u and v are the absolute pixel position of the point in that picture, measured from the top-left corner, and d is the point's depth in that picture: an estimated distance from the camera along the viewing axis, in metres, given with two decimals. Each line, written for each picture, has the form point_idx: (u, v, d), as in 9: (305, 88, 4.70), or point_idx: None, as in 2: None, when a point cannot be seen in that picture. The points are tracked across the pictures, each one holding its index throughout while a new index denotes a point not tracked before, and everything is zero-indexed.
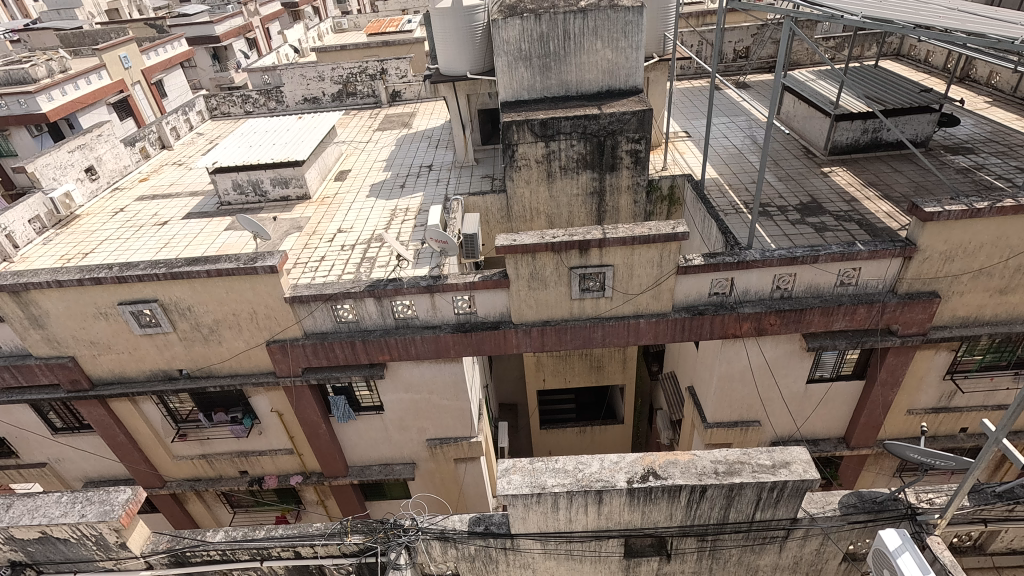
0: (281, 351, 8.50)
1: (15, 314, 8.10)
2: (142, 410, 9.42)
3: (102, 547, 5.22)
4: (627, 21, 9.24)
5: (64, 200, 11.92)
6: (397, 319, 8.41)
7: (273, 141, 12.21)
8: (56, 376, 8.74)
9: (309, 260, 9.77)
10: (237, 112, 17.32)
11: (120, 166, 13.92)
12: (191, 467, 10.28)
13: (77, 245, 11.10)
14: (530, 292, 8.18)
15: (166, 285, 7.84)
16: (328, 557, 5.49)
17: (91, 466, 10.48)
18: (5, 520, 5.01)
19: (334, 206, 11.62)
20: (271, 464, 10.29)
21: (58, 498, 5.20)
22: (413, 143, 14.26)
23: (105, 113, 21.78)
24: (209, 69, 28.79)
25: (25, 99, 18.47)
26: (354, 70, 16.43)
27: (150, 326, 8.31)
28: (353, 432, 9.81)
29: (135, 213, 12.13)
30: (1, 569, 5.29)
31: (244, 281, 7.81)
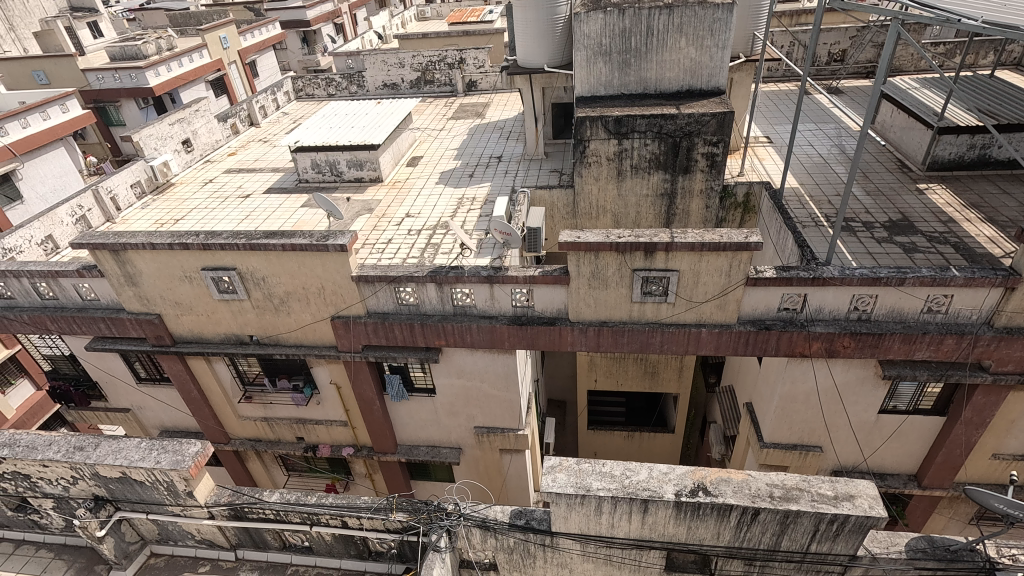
0: (343, 327, 8.84)
1: (112, 271, 8.83)
2: (215, 369, 10.07)
3: (172, 493, 5.63)
4: (715, 19, 8.85)
5: (163, 169, 12.89)
6: (455, 306, 8.54)
7: (352, 124, 12.65)
8: (143, 331, 9.49)
9: (377, 241, 10.09)
10: (321, 94, 18.06)
11: (213, 140, 14.87)
12: (253, 427, 10.91)
13: (170, 210, 11.98)
14: (590, 291, 8.08)
15: (245, 256, 8.31)
16: (372, 531, 5.64)
17: (167, 416, 11.33)
18: (93, 458, 5.50)
19: (404, 190, 11.93)
20: (326, 434, 10.75)
21: (138, 444, 5.66)
22: (485, 133, 14.39)
23: (203, 89, 23.35)
24: (298, 52, 30.52)
25: (135, 74, 20.03)
26: (433, 58, 16.72)
27: (228, 293, 8.85)
28: (405, 412, 10.09)
29: (223, 185, 12.93)
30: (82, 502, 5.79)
31: (315, 257, 8.15)
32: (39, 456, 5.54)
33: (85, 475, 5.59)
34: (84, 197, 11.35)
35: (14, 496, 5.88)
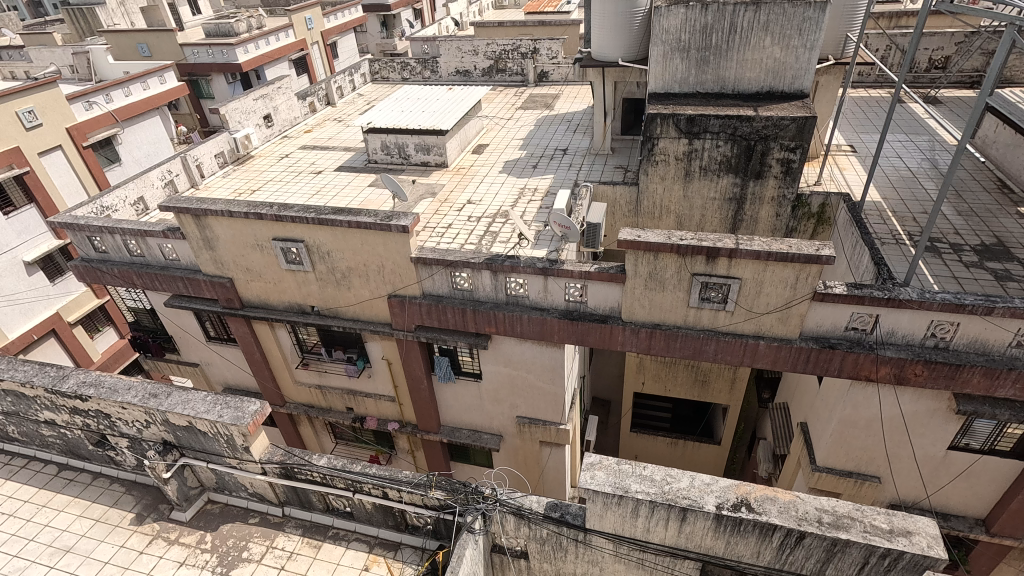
0: (399, 306, 9.09)
1: (192, 235, 9.44)
2: (277, 335, 10.61)
3: (230, 447, 6.01)
4: (806, 18, 8.37)
5: (244, 142, 13.62)
6: (508, 295, 8.61)
7: (423, 109, 12.89)
8: (216, 293, 10.11)
9: (438, 225, 10.29)
10: (395, 77, 18.49)
11: (291, 116, 15.55)
12: (307, 393, 11.44)
13: (248, 181, 12.66)
14: (645, 292, 7.94)
15: (313, 229, 8.68)
16: (410, 505, 5.80)
17: (231, 374, 12.06)
18: (164, 406, 5.94)
19: (468, 177, 12.08)
20: (373, 407, 11.13)
21: (205, 398, 6.07)
22: (553, 124, 14.32)
23: (286, 68, 24.40)
24: (377, 36, 31.29)
25: (227, 50, 21.17)
26: (507, 47, 16.77)
27: (295, 264, 9.28)
28: (450, 394, 10.30)
29: (297, 160, 13.52)
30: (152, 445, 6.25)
31: (378, 236, 8.41)
32: (118, 398, 6.03)
33: (156, 421, 6.05)
34: (173, 163, 12.18)
35: (94, 433, 6.44)
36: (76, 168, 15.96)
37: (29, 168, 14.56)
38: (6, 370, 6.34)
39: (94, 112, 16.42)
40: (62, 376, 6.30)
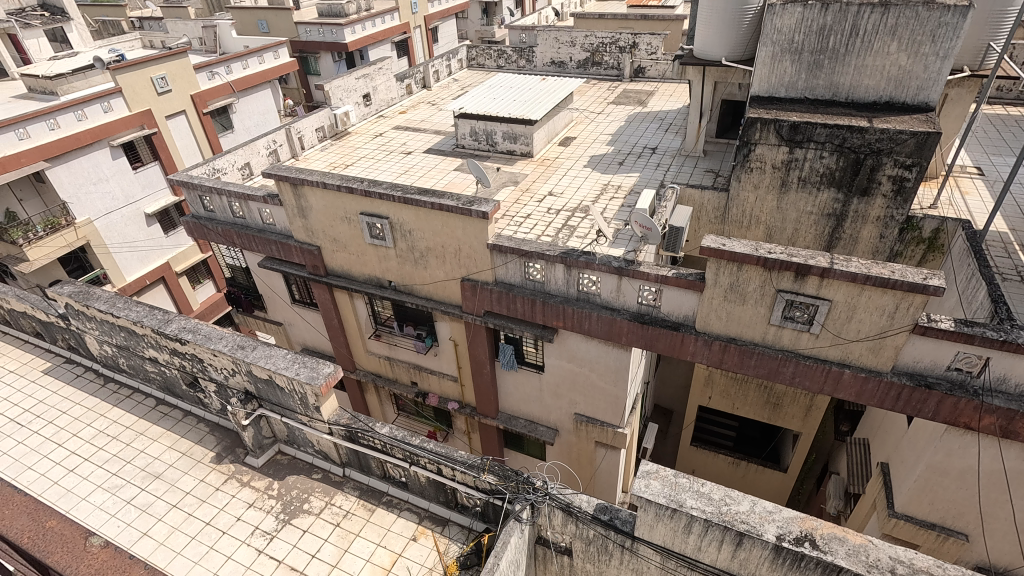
0: (471, 290, 9.26)
1: (289, 202, 10.06)
2: (354, 304, 11.13)
3: (303, 404, 6.39)
4: (942, 23, 7.58)
5: (343, 118, 14.31)
6: (579, 291, 8.53)
7: (515, 97, 12.96)
8: (304, 259, 10.75)
9: (517, 214, 10.35)
10: (491, 65, 18.69)
11: (389, 97, 16.14)
12: (376, 363, 11.94)
13: (343, 156, 13.30)
14: (723, 303, 7.60)
15: (398, 208, 9.00)
16: (462, 484, 5.93)
17: (310, 336, 12.81)
18: (250, 358, 6.41)
19: (551, 168, 12.05)
20: (436, 385, 11.46)
21: (285, 355, 6.49)
22: (644, 122, 13.96)
23: (388, 50, 25.29)
24: (477, 22, 31.72)
25: (336, 30, 22.24)
26: (606, 39, 16.48)
27: (378, 239, 9.67)
28: (511, 382, 10.40)
29: (390, 139, 14.03)
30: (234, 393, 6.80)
31: (458, 219, 8.59)
32: (211, 345, 6.57)
33: (241, 371, 6.54)
34: (278, 134, 13.02)
35: (188, 375, 7.06)
36: (197, 132, 17.50)
37: (157, 130, 16.16)
38: (121, 308, 7.07)
39: (216, 82, 17.86)
40: (166, 319, 6.93)
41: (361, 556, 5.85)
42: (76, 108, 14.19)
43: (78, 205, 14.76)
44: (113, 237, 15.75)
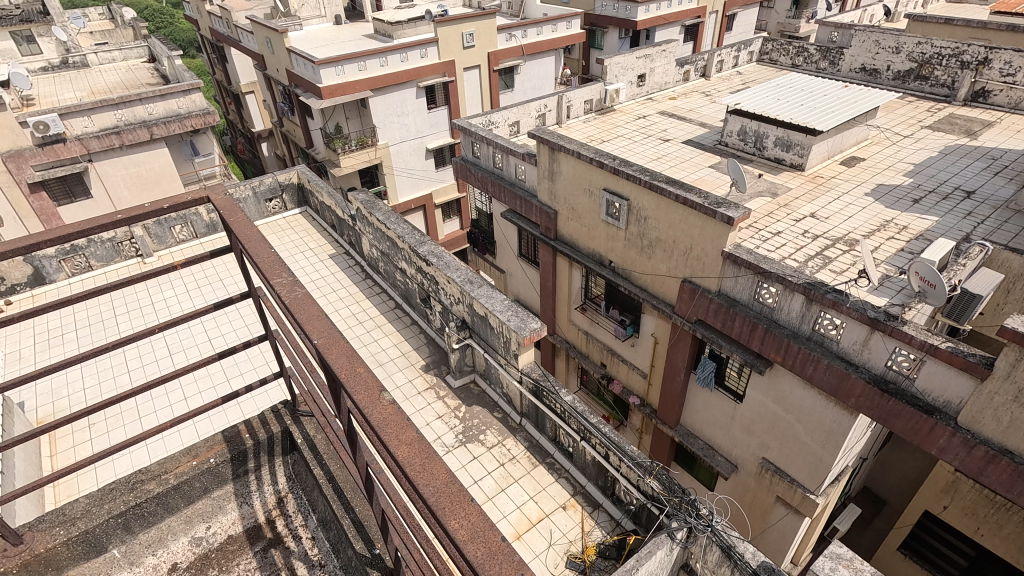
0: (689, 293, 8.80)
1: (542, 164, 10.67)
2: (571, 273, 11.52)
3: (505, 348, 6.85)
4: None
5: (613, 95, 14.51)
6: (814, 330, 7.47)
7: (803, 102, 11.57)
8: (540, 220, 11.43)
9: (765, 229, 9.41)
10: (785, 62, 16.92)
11: (663, 80, 15.81)
12: (574, 334, 12.30)
13: (602, 131, 13.57)
14: (1010, 405, 5.93)
15: (641, 192, 8.89)
16: (624, 477, 5.84)
17: (524, 290, 13.75)
18: (474, 293, 7.06)
19: (822, 188, 10.59)
20: (624, 374, 11.37)
21: (502, 301, 7.00)
22: (965, 157, 11.30)
23: (676, 33, 24.40)
24: (783, 13, 28.72)
25: (630, 7, 22.10)
26: (945, 50, 13.55)
27: (612, 218, 9.74)
28: (702, 400, 9.75)
29: (652, 123, 13.81)
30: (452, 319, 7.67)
31: (699, 218, 8.13)
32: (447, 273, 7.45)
33: (462, 302, 7.31)
34: (550, 100, 13.81)
35: (423, 292, 8.13)
36: (483, 87, 19.58)
37: (454, 79, 18.49)
38: (392, 221, 8.33)
39: (511, 43, 19.71)
40: (421, 240, 7.95)
41: (514, 501, 6.26)
42: (402, 51, 17.12)
43: (382, 130, 17.88)
44: (398, 163, 18.77)
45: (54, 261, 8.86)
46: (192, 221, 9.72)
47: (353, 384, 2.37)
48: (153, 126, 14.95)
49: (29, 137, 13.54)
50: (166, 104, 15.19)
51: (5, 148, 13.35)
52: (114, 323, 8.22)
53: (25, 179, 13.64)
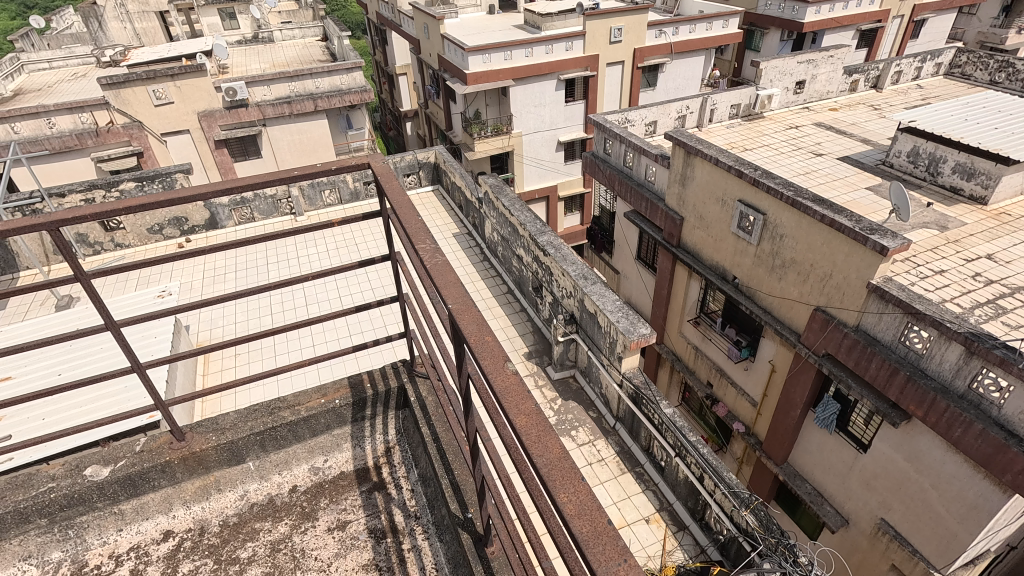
0: (822, 323, 8.00)
1: (675, 167, 10.25)
2: (689, 284, 11.00)
3: (609, 349, 6.69)
4: None
5: (764, 101, 13.52)
6: (970, 389, 6.45)
7: (997, 125, 9.98)
8: (665, 225, 11.03)
9: (925, 265, 8.29)
10: (980, 78, 14.69)
11: (825, 89, 14.46)
12: (683, 347, 11.78)
13: (745, 139, 12.74)
14: None
15: (782, 208, 8.20)
16: (717, 505, 5.50)
17: (637, 294, 13.41)
18: (586, 289, 6.97)
19: (1007, 227, 9.09)
20: (731, 398, 10.69)
21: (614, 301, 6.84)
22: None
23: (849, 38, 21.98)
24: (987, 22, 24.92)
25: (798, 7, 20.36)
26: None
27: (744, 231, 9.10)
28: (817, 441, 8.88)
29: (804, 135, 12.70)
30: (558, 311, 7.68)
31: (845, 243, 7.34)
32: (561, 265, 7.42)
33: (572, 298, 7.26)
34: (693, 102, 13.21)
35: (536, 280, 8.19)
36: (624, 83, 19.22)
37: (596, 73, 18.34)
38: (517, 208, 8.44)
39: (660, 40, 19.17)
40: (541, 230, 7.94)
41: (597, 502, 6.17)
42: (548, 43, 17.32)
43: (518, 119, 18.27)
44: (529, 152, 19.09)
45: (226, 209, 10.21)
46: (339, 187, 10.63)
47: (478, 349, 1.82)
48: (318, 99, 16.57)
49: (221, 101, 15.69)
50: (331, 80, 16.71)
51: (202, 109, 15.62)
52: (265, 270, 9.29)
53: (212, 136, 15.90)
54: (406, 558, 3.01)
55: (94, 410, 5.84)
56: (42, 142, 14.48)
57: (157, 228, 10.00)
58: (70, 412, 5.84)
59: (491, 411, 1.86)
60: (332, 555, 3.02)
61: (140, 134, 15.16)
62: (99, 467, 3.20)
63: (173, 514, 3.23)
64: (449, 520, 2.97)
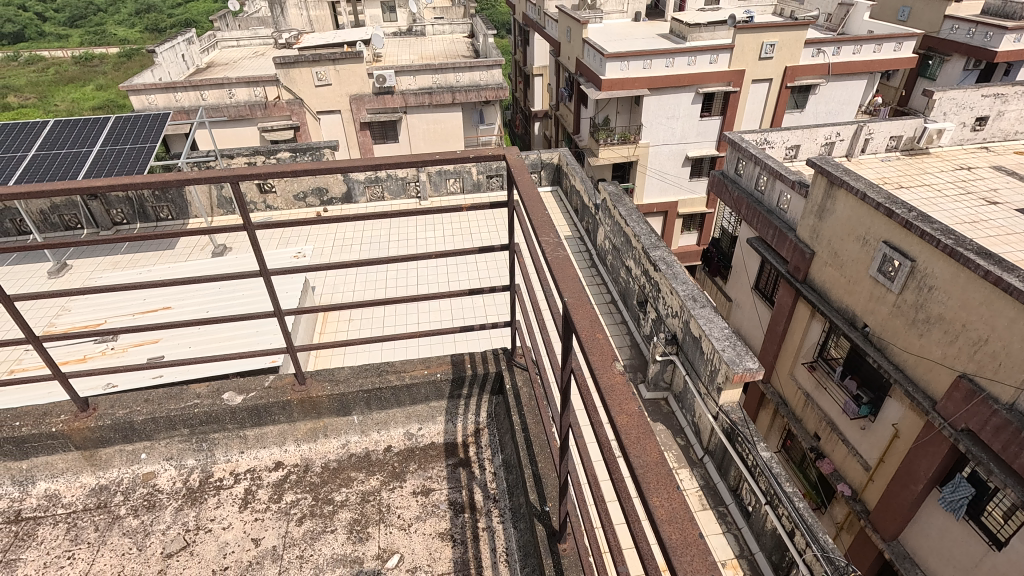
0: (966, 393, 7.01)
1: (814, 197, 9.46)
2: (809, 325, 10.12)
3: (709, 378, 6.38)
4: None
5: (932, 135, 12.05)
6: None
7: None
8: (792, 257, 10.24)
9: None
10: None
11: (1012, 128, 12.58)
12: (791, 391, 10.88)
13: (903, 175, 11.45)
14: None
15: (935, 256, 7.26)
16: (806, 566, 5.07)
17: (749, 326, 12.59)
18: (694, 311, 6.69)
19: None
20: (840, 456, 9.72)
21: (723, 328, 6.50)
22: None
23: None
24: None
25: (993, 33, 17.90)
26: None
27: (884, 276, 8.19)
28: (938, 525, 7.81)
29: (977, 177, 11.14)
30: (661, 330, 7.40)
31: (1010, 307, 6.35)
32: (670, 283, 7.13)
33: (677, 318, 6.99)
34: (846, 129, 12.12)
35: (642, 295, 7.97)
36: (769, 102, 18.10)
37: (739, 89, 17.45)
38: (633, 219, 8.26)
39: (817, 59, 17.78)
40: (655, 244, 7.70)
41: None
42: (691, 54, 16.71)
43: (648, 130, 17.89)
44: (655, 164, 18.63)
45: (361, 185, 11.08)
46: (463, 176, 11.10)
47: (587, 343, 1.81)
48: (457, 92, 17.41)
49: (371, 86, 17.01)
50: (472, 75, 17.43)
51: (354, 92, 17.03)
52: (385, 246, 9.95)
53: (359, 118, 17.29)
54: (480, 536, 3.12)
55: (232, 345, 6.66)
56: (223, 110, 16.62)
57: (302, 196, 11.09)
58: (213, 343, 6.70)
59: (592, 407, 1.86)
60: (414, 517, 3.20)
61: (300, 110, 16.89)
62: (235, 394, 3.65)
63: (285, 448, 3.60)
64: (526, 509, 3.03)
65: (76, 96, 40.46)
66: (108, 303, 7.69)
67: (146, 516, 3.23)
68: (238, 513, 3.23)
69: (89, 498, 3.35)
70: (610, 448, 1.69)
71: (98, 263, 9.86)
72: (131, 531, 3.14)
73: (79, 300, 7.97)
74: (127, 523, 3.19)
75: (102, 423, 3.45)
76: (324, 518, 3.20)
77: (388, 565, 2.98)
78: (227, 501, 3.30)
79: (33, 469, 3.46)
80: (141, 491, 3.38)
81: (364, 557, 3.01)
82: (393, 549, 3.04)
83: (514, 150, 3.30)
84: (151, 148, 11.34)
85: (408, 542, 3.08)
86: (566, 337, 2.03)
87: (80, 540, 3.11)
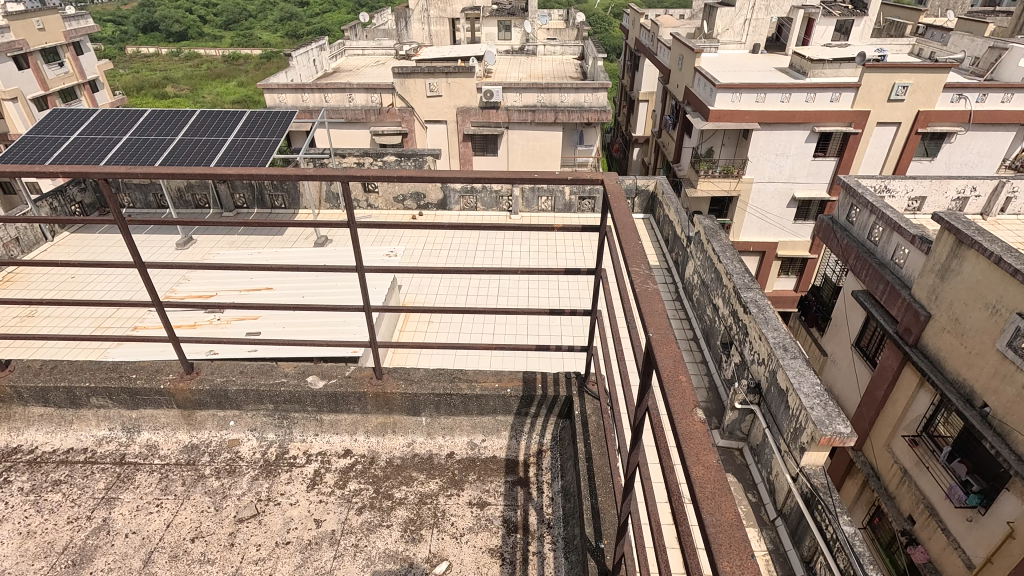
0: None
1: (936, 255, 8.51)
2: (915, 394, 9.10)
3: (792, 436, 5.92)
4: None
5: None
6: None
7: None
8: (904, 317, 9.31)
9: None
10: None
11: None
12: (886, 463, 9.82)
13: None
14: None
15: None
16: None
17: (844, 386, 11.55)
18: (784, 360, 6.20)
19: None
20: (937, 545, 8.65)
21: (814, 384, 6.00)
22: None
23: None
24: None
25: None
26: None
27: (1015, 353, 7.22)
28: None
29: None
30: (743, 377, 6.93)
31: None
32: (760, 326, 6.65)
33: (763, 366, 6.53)
34: (984, 184, 10.98)
35: (727, 336, 7.56)
36: (893, 147, 16.79)
37: (861, 131, 16.31)
38: (727, 256, 7.85)
39: (957, 105, 16.25)
40: (748, 284, 7.30)
41: None
42: (811, 91, 15.82)
43: (753, 165, 17.18)
44: (757, 202, 17.81)
45: (457, 194, 11.48)
46: (556, 196, 11.29)
47: (667, 384, 1.72)
48: (559, 112, 17.58)
49: (478, 100, 17.58)
50: (576, 96, 17.56)
51: (461, 105, 17.70)
52: (472, 255, 10.27)
53: (463, 129, 17.98)
54: (529, 560, 3.06)
55: (321, 332, 7.13)
56: (342, 112, 17.96)
57: (401, 198, 11.67)
58: (305, 328, 7.18)
59: (665, 452, 1.77)
60: (466, 527, 3.22)
61: (410, 118, 17.84)
62: (318, 378, 3.87)
63: (355, 437, 3.76)
64: (580, 542, 2.97)
65: (221, 90, 45.55)
66: (222, 278, 8.46)
67: (226, 479, 3.49)
68: (305, 492, 3.40)
69: (182, 454, 3.67)
70: (680, 493, 1.62)
71: (219, 240, 10.90)
72: (211, 491, 3.40)
73: (198, 273, 8.84)
74: (209, 483, 3.46)
75: (201, 387, 3.77)
76: (382, 512, 3.29)
77: (436, 570, 3.01)
78: (296, 478, 3.49)
79: (140, 419, 3.84)
80: (225, 455, 3.66)
81: (414, 558, 3.05)
82: (443, 555, 3.07)
83: (613, 175, 3.25)
84: (275, 142, 12.42)
85: (458, 551, 3.09)
86: (644, 371, 1.97)
87: (169, 491, 3.41)
